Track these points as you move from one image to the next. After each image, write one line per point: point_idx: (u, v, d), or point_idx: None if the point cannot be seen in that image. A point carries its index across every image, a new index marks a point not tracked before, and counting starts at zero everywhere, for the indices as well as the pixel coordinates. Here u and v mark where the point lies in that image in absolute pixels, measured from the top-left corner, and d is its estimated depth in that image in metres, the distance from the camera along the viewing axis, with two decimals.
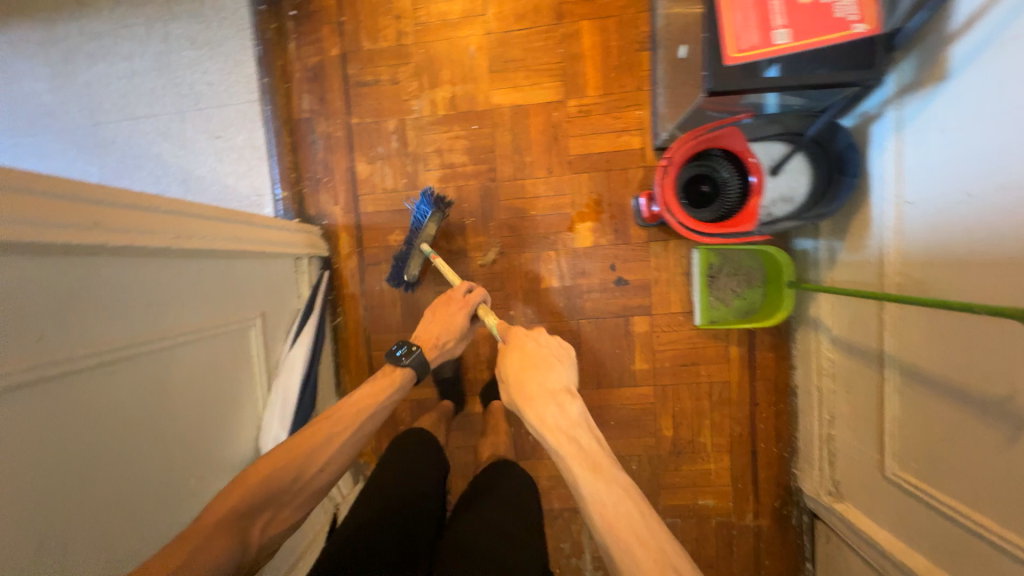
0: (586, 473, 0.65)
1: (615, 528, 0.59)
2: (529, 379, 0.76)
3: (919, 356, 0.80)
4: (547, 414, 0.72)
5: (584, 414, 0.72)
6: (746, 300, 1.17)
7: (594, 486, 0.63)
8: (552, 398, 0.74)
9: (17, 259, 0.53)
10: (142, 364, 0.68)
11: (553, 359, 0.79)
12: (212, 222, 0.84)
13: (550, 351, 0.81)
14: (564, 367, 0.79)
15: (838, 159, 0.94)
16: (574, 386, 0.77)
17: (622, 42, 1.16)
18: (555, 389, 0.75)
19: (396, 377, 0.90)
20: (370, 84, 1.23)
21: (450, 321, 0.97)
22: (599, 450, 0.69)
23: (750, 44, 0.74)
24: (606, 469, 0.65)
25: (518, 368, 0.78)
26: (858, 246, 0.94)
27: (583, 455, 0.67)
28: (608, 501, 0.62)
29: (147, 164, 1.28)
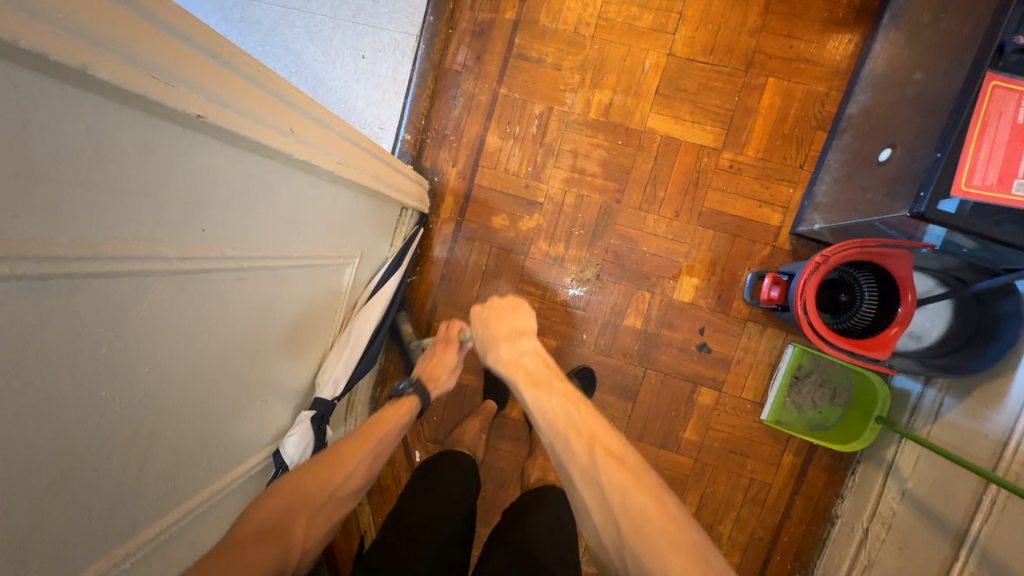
0: (527, 384, 0.66)
1: (556, 425, 0.60)
2: (488, 328, 0.78)
3: (1009, 552, 0.76)
4: (502, 351, 0.73)
5: (535, 346, 0.74)
6: (822, 415, 1.12)
7: (538, 393, 0.64)
8: (506, 338, 0.75)
9: (215, 146, 0.50)
10: (260, 278, 0.65)
11: (506, 309, 0.81)
12: (361, 154, 0.80)
13: (504, 305, 0.82)
14: (521, 316, 0.80)
15: (991, 321, 0.89)
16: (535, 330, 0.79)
17: (802, 114, 1.09)
18: (508, 332, 0.76)
19: (404, 406, 0.87)
20: (531, 61, 1.17)
21: (441, 363, 0.97)
22: (546, 370, 0.69)
23: (986, 183, 0.67)
24: (548, 380, 0.67)
25: (480, 324, 0.80)
26: (976, 415, 0.89)
27: (529, 374, 0.68)
28: (549, 406, 0.62)
29: (283, 57, 1.23)
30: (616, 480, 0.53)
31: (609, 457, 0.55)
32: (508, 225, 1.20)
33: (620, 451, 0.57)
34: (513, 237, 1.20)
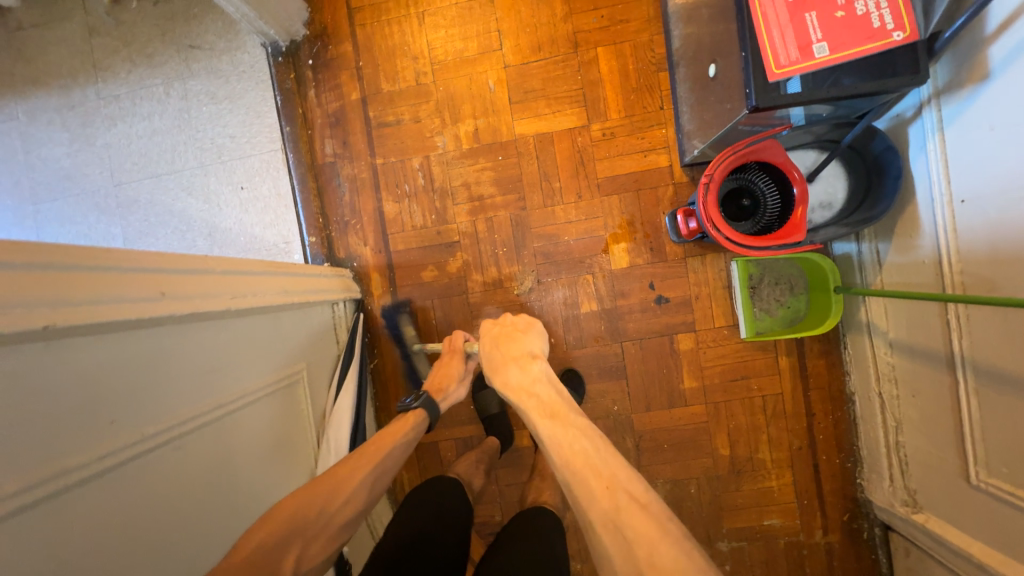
0: (543, 419, 0.67)
1: (571, 462, 0.60)
2: (499, 353, 0.81)
3: (994, 356, 0.79)
4: (514, 378, 0.76)
5: (547, 371, 0.76)
6: (792, 309, 1.15)
7: (554, 427, 0.65)
8: (517, 363, 0.78)
9: (87, 343, 0.50)
10: (205, 436, 0.65)
11: (521, 330, 0.86)
12: (259, 277, 0.82)
13: (517, 325, 0.88)
14: (531, 338, 0.85)
15: (877, 162, 0.94)
16: (540, 353, 0.82)
17: (640, 65, 1.17)
18: (520, 355, 0.80)
19: (410, 421, 0.87)
20: (392, 124, 1.23)
21: (450, 371, 0.96)
22: (559, 400, 0.70)
23: (792, 59, 0.74)
24: (564, 414, 0.67)
25: (492, 347, 0.83)
26: (908, 248, 0.93)
27: (542, 406, 0.70)
28: (564, 440, 0.63)
29: (172, 221, 1.26)
30: (640, 527, 0.52)
31: (632, 504, 0.55)
32: (438, 274, 1.22)
33: (644, 496, 0.56)
34: (448, 283, 1.22)
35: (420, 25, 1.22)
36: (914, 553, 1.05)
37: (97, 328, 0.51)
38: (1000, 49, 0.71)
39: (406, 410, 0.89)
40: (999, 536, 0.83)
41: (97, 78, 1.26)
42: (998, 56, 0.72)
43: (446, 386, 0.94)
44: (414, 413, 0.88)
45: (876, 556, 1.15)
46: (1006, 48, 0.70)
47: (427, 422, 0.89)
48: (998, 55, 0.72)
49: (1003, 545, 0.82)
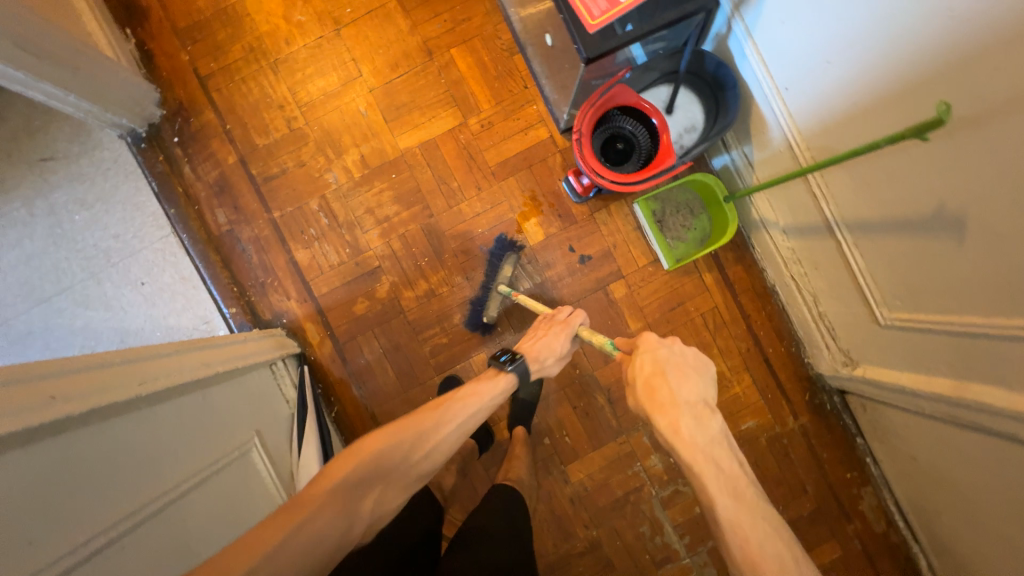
0: (724, 497, 0.62)
1: (756, 563, 0.57)
2: (664, 391, 0.71)
3: (858, 209, 0.89)
4: (688, 432, 0.67)
5: (724, 432, 0.68)
6: (698, 229, 1.24)
7: (736, 514, 0.61)
8: (687, 409, 0.69)
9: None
10: (150, 530, 0.62)
11: (692, 368, 0.74)
12: (172, 358, 0.79)
13: (686, 360, 0.75)
14: (701, 381, 0.73)
15: (715, 79, 1.05)
16: (711, 399, 0.72)
17: (493, 55, 1.24)
18: (693, 402, 0.70)
19: (500, 381, 0.86)
20: (278, 175, 1.22)
21: (552, 344, 0.93)
22: (740, 476, 0.64)
23: (602, 9, 0.82)
24: (749, 501, 0.62)
25: (654, 373, 0.74)
26: (766, 143, 1.03)
27: (725, 480, 0.63)
28: (753, 537, 0.59)
29: (76, 340, 1.17)
30: None
31: None
32: (370, 303, 1.22)
33: None
34: (383, 309, 1.22)
35: (276, 74, 1.23)
36: (869, 406, 1.15)
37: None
38: None
39: (501, 369, 0.89)
40: (918, 361, 0.93)
41: None
42: None
43: (544, 356, 0.92)
44: (504, 374, 0.87)
45: (843, 421, 1.25)
46: None
47: (512, 387, 0.87)
48: None
49: (923, 366, 0.92)
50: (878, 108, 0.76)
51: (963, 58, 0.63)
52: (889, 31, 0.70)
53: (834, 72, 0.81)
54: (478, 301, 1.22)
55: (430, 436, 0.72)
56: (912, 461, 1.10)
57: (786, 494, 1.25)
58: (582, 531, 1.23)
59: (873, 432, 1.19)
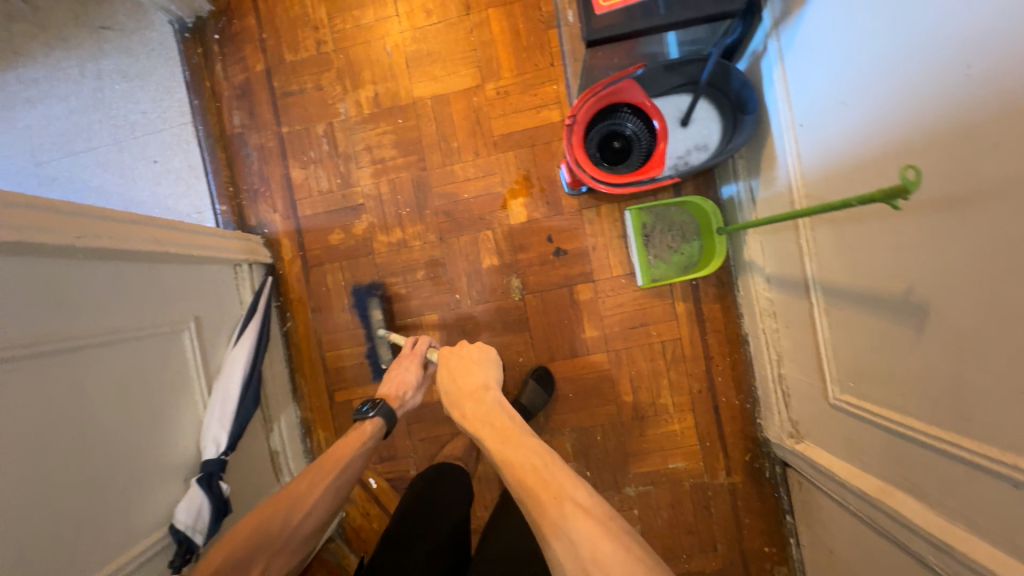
0: (498, 444, 0.69)
1: (526, 483, 0.62)
2: (455, 384, 0.83)
3: (835, 273, 0.81)
4: (468, 410, 0.77)
5: (500, 400, 0.77)
6: (685, 255, 1.17)
7: (505, 455, 0.66)
8: (472, 394, 0.79)
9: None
10: (50, 364, 0.69)
11: (474, 359, 0.87)
12: (128, 225, 0.86)
13: (472, 356, 0.88)
14: (484, 367, 0.85)
15: (738, 100, 0.97)
16: (495, 381, 0.83)
17: (529, 24, 1.20)
18: (473, 387, 0.81)
19: (366, 432, 0.92)
20: (295, 94, 1.27)
21: (406, 378, 0.98)
22: (513, 424, 0.72)
23: None
24: (515, 439, 0.68)
25: (444, 377, 0.86)
26: (771, 180, 0.95)
27: (495, 432, 0.71)
28: (519, 463, 0.64)
29: (90, 197, 1.28)
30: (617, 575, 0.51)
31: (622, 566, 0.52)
32: (345, 237, 1.26)
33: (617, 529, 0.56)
34: (355, 245, 1.25)
35: None
36: (805, 486, 1.07)
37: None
38: None
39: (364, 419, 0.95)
40: (856, 452, 0.85)
41: (14, 62, 1.27)
42: None
43: (405, 392, 0.96)
44: (369, 421, 0.93)
45: (778, 494, 1.17)
46: None
47: (382, 429, 0.94)
48: None
49: (859, 459, 0.85)
50: (874, 162, 0.68)
51: (962, 126, 0.55)
52: (901, 82, 0.62)
53: (845, 115, 0.73)
54: (369, 352, 1.25)
55: (306, 499, 0.80)
56: (828, 555, 1.02)
57: (694, 546, 1.19)
58: (480, 510, 1.24)
59: (802, 514, 1.11)
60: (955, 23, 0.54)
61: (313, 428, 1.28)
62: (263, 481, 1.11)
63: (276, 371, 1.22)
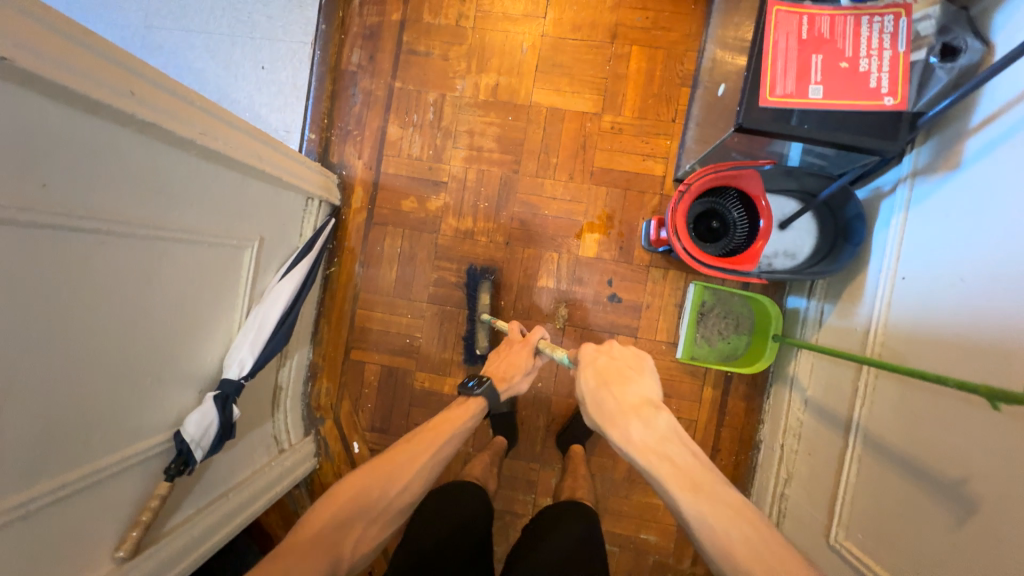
0: (683, 492, 0.60)
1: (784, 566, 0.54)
2: (604, 395, 0.71)
3: (886, 429, 0.82)
4: (634, 431, 0.66)
5: (673, 425, 0.67)
6: (731, 344, 1.17)
7: (697, 504, 0.59)
8: (636, 412, 0.68)
9: (32, 96, 0.52)
10: (131, 247, 0.69)
11: (632, 372, 0.73)
12: (238, 133, 0.85)
13: (624, 362, 0.75)
14: (641, 381, 0.72)
15: (844, 227, 0.98)
16: (657, 396, 0.71)
17: (666, 74, 1.20)
18: (638, 403, 0.68)
19: (468, 408, 0.92)
20: (420, 55, 1.26)
21: (518, 362, 1.00)
22: (696, 465, 0.63)
23: (786, 91, 0.77)
24: (706, 485, 0.60)
25: (597, 384, 0.72)
26: (848, 313, 0.96)
27: (679, 473, 0.62)
28: (719, 523, 0.58)
29: (187, 77, 1.27)
30: None
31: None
32: (417, 207, 1.26)
33: None
34: (424, 218, 1.25)
35: None
36: None
37: (46, 88, 0.53)
38: (975, 143, 0.75)
39: (471, 395, 0.94)
40: None
41: None
42: (972, 149, 0.75)
43: (513, 376, 0.98)
44: (475, 399, 0.93)
45: None
46: (981, 141, 0.73)
47: (486, 408, 0.94)
48: (973, 147, 0.75)
49: None
50: (975, 349, 0.69)
51: None
52: None
53: (957, 291, 0.74)
54: (467, 334, 1.23)
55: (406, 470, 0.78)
56: None
57: None
58: None
59: None
60: None
61: (318, 374, 1.28)
62: (260, 411, 1.11)
63: (306, 308, 1.22)
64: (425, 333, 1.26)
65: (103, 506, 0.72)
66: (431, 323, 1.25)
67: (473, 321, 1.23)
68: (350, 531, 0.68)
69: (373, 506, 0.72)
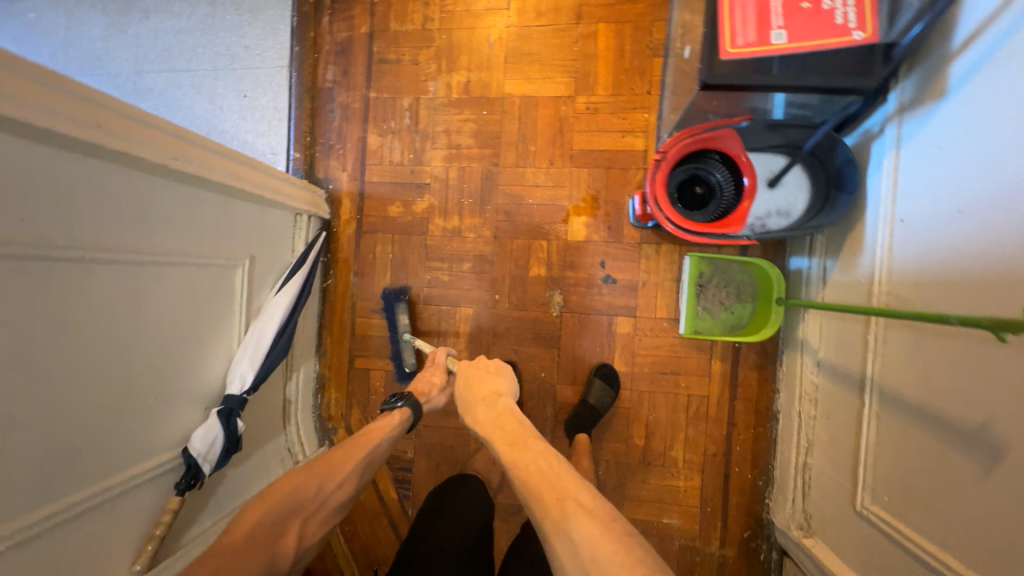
0: (505, 447, 0.74)
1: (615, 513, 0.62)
2: (469, 391, 0.87)
3: (901, 382, 0.77)
4: (482, 415, 0.81)
5: (510, 406, 0.82)
6: (735, 314, 1.13)
7: (512, 455, 0.72)
8: (483, 400, 0.84)
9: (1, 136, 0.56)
10: (119, 274, 0.72)
11: (491, 372, 0.90)
12: (215, 156, 0.88)
13: (486, 366, 0.91)
14: (499, 379, 0.89)
15: (837, 176, 0.93)
16: (507, 390, 0.87)
17: (636, 47, 1.18)
18: (487, 393, 0.85)
19: (391, 422, 0.94)
20: (391, 62, 1.28)
21: (432, 380, 1.03)
22: (520, 429, 0.77)
23: (747, 40, 0.74)
24: (522, 441, 0.74)
25: (464, 387, 0.88)
26: (850, 266, 0.91)
27: (505, 435, 0.76)
28: (525, 464, 0.70)
29: (178, 114, 1.34)
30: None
31: None
32: (404, 212, 1.27)
33: (595, 508, 0.62)
34: (411, 222, 1.27)
35: None
36: None
37: (13, 127, 0.57)
38: (959, 65, 0.70)
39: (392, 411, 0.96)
40: (871, 569, 0.81)
41: None
42: (957, 72, 0.70)
43: (431, 390, 1.01)
44: (397, 411, 0.95)
45: None
46: (966, 62, 0.68)
47: (407, 423, 0.96)
48: (958, 70, 0.70)
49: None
50: (984, 283, 0.64)
51: None
52: None
53: (958, 225, 0.69)
54: (393, 354, 1.23)
55: (339, 469, 0.84)
56: None
57: None
58: None
59: None
60: None
61: (327, 385, 1.31)
62: (271, 426, 1.14)
63: (307, 322, 1.25)
64: (424, 335, 1.26)
65: (116, 522, 0.76)
66: (429, 325, 1.26)
67: (395, 343, 1.24)
68: (290, 525, 0.76)
69: (308, 502, 0.79)
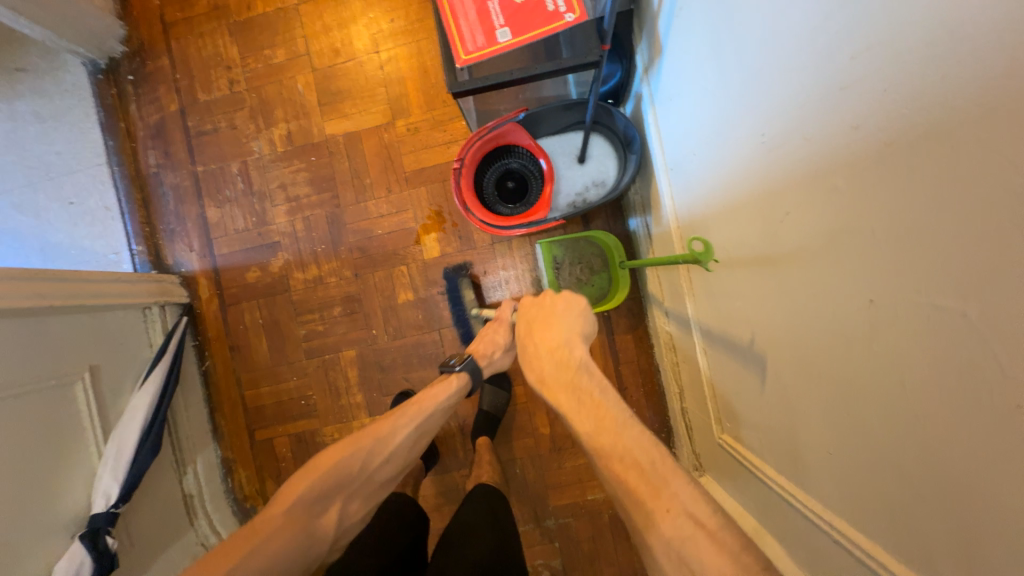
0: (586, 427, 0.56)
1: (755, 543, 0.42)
2: (530, 344, 0.71)
3: (706, 315, 0.82)
4: (545, 371, 0.66)
5: (585, 359, 0.65)
6: (594, 287, 1.14)
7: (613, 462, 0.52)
8: (550, 352, 0.68)
9: None
10: None
11: (558, 312, 0.72)
12: (14, 281, 0.86)
13: (562, 305, 0.74)
14: (569, 318, 0.72)
15: (625, 139, 0.99)
16: (585, 332, 0.71)
17: (436, 60, 1.21)
18: (553, 344, 0.68)
19: (452, 382, 0.85)
20: (209, 133, 1.27)
21: (497, 338, 0.91)
22: (602, 402, 0.58)
23: (477, 45, 0.78)
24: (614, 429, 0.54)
25: (526, 332, 0.74)
26: (658, 217, 0.97)
27: (583, 410, 0.58)
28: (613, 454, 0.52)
29: (4, 239, 1.24)
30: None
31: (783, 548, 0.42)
32: (262, 275, 1.26)
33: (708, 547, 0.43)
34: (271, 282, 1.26)
35: (232, 36, 1.27)
36: None
37: None
38: (663, 22, 0.77)
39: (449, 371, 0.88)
40: (734, 491, 0.85)
41: None
42: (663, 29, 0.77)
43: (492, 350, 0.90)
44: (454, 374, 0.86)
45: None
46: (664, 18, 0.75)
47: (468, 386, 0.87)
48: (663, 26, 0.77)
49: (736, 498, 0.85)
50: (718, 213, 0.70)
51: (770, 190, 0.56)
52: (726, 137, 0.64)
53: (696, 164, 0.75)
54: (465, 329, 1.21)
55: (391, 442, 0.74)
56: None
57: None
58: None
59: None
60: (750, 87, 0.56)
61: (233, 467, 1.27)
62: (170, 525, 1.10)
63: (192, 411, 1.22)
64: (315, 388, 1.25)
65: None
66: (317, 378, 1.25)
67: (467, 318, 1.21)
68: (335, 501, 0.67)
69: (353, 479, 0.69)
